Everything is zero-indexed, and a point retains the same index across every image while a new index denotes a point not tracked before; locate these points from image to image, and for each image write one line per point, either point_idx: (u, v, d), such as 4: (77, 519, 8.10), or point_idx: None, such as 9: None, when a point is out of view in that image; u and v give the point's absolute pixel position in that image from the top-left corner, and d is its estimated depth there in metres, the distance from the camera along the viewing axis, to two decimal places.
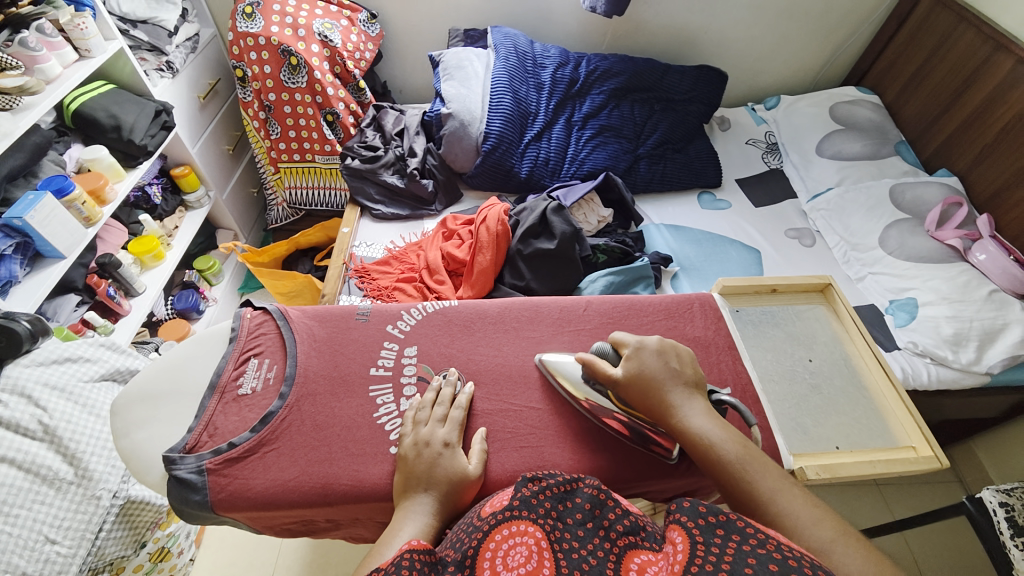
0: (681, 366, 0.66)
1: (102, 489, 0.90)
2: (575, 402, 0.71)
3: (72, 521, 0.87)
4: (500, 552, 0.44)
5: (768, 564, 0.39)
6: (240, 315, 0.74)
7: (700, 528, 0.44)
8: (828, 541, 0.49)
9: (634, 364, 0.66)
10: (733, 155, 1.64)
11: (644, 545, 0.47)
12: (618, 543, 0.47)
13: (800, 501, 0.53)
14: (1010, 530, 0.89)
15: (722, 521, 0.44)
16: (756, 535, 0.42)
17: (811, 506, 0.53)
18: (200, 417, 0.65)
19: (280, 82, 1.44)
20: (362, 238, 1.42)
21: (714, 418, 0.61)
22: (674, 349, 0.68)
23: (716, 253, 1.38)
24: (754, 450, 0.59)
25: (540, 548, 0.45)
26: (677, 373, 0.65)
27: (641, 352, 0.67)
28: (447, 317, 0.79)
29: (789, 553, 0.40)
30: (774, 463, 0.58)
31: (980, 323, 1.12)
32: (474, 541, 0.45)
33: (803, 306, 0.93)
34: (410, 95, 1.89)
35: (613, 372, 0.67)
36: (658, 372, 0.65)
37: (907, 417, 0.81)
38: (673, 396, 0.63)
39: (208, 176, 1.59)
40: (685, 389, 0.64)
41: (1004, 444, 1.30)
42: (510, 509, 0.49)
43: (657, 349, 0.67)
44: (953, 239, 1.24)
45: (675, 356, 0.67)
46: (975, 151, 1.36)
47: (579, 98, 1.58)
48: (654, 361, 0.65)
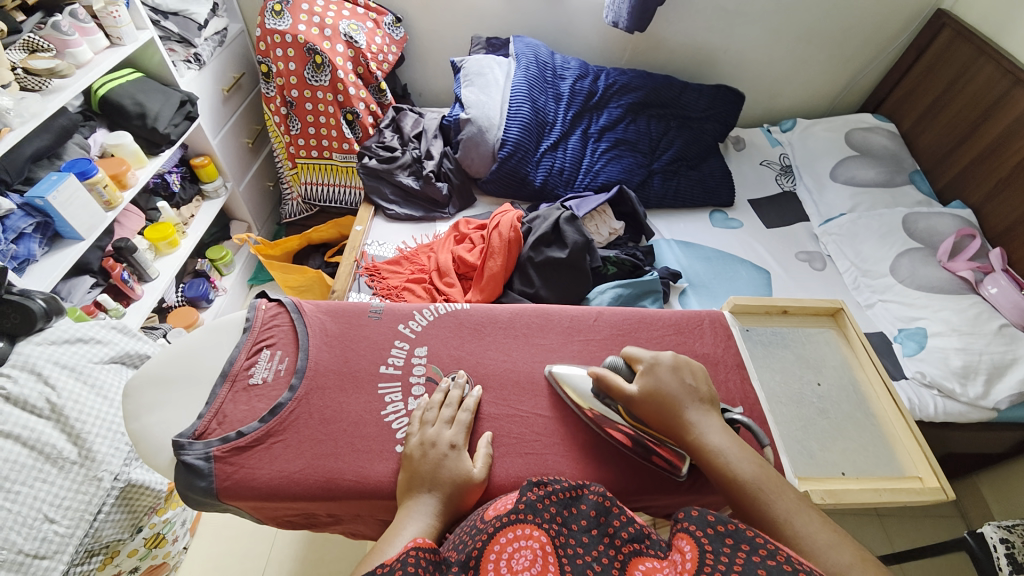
0: (696, 382, 0.67)
1: (103, 471, 0.90)
2: (580, 411, 0.71)
3: (72, 500, 0.87)
4: (504, 554, 0.45)
5: None
6: (255, 305, 0.75)
7: (709, 537, 0.44)
8: (845, 564, 0.49)
9: (650, 379, 0.66)
10: (747, 176, 1.65)
11: (649, 552, 0.47)
12: (623, 550, 0.47)
13: (817, 523, 0.53)
14: (1010, 567, 0.88)
15: (731, 531, 0.44)
16: (766, 546, 0.42)
17: (829, 529, 0.52)
18: (210, 404, 0.66)
19: (303, 79, 1.47)
20: (375, 237, 1.43)
21: (730, 436, 0.61)
22: (689, 365, 0.68)
23: (725, 272, 1.38)
24: (770, 472, 0.58)
25: (544, 552, 0.45)
26: (692, 389, 0.65)
27: (656, 368, 0.67)
28: (458, 319, 0.80)
29: (798, 566, 0.41)
30: (791, 485, 0.57)
31: (989, 356, 1.11)
32: (479, 542, 0.45)
33: (813, 329, 0.93)
34: (430, 99, 1.91)
35: (626, 388, 0.66)
36: (674, 389, 0.65)
37: (914, 446, 0.81)
38: (690, 414, 0.63)
39: (227, 167, 1.62)
40: (702, 407, 0.64)
41: (1010, 482, 1.29)
42: (514, 512, 0.49)
43: (672, 365, 0.67)
44: (965, 271, 1.24)
45: (690, 372, 0.67)
46: (990, 184, 1.36)
47: (596, 111, 1.59)
48: (670, 377, 0.66)
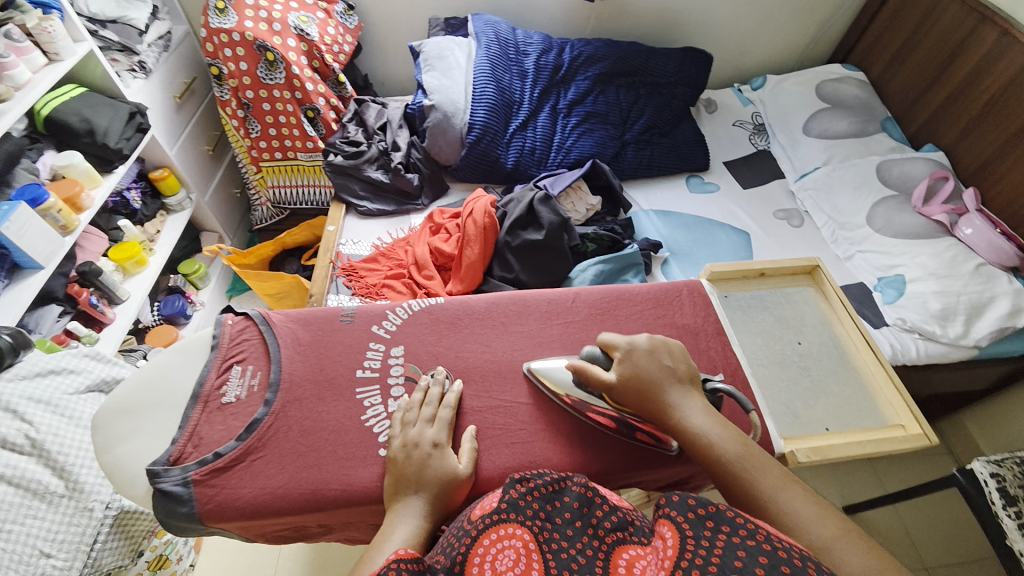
0: (674, 363, 0.66)
1: (93, 501, 0.88)
2: (559, 401, 0.70)
3: (65, 534, 0.85)
4: (488, 557, 0.44)
5: (756, 557, 0.39)
6: (221, 321, 0.73)
7: (690, 522, 0.44)
8: (829, 537, 0.50)
9: (628, 365, 0.65)
10: (720, 138, 1.63)
11: (632, 539, 0.47)
12: (606, 540, 0.47)
13: (802, 497, 0.54)
14: (1002, 500, 0.90)
15: (712, 513, 0.44)
16: (745, 526, 0.42)
17: (812, 502, 0.53)
18: (184, 428, 0.64)
19: (256, 78, 1.41)
20: (349, 236, 1.39)
21: (712, 416, 0.61)
22: (665, 346, 0.67)
23: (705, 238, 1.38)
24: (754, 449, 0.59)
25: (528, 550, 0.45)
26: (670, 371, 0.65)
27: (633, 355, 0.65)
28: (434, 314, 0.78)
29: (776, 543, 0.41)
30: (773, 460, 0.58)
31: (968, 297, 1.13)
32: (462, 547, 0.45)
33: (791, 289, 0.93)
34: (393, 88, 1.86)
35: (608, 377, 0.65)
36: (654, 373, 0.64)
37: (896, 395, 0.81)
38: (672, 396, 0.63)
39: (188, 178, 1.56)
40: (682, 388, 0.64)
41: (994, 416, 1.32)
42: (497, 512, 0.48)
43: (648, 348, 0.66)
44: (940, 215, 1.24)
45: (667, 352, 0.67)
46: (961, 126, 1.36)
47: (563, 85, 1.55)
48: (647, 361, 0.65)
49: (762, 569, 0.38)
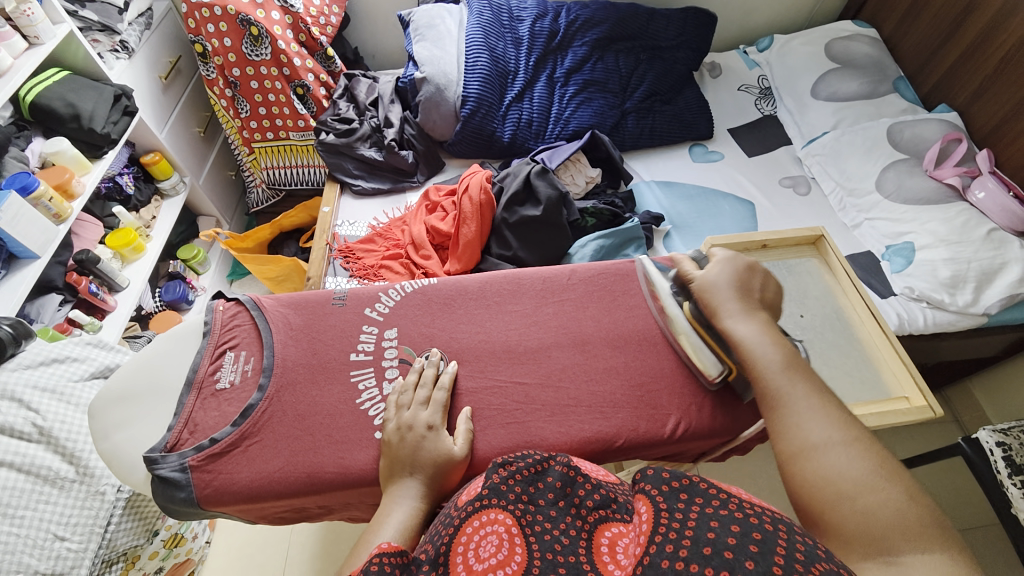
0: (755, 285, 0.66)
1: (105, 485, 0.90)
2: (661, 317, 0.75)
3: (79, 517, 0.87)
4: (471, 545, 0.43)
5: (729, 525, 0.39)
6: (212, 308, 0.72)
7: (664, 494, 0.45)
8: (841, 439, 0.52)
9: (709, 269, 0.67)
10: (724, 103, 1.57)
11: (615, 517, 0.47)
12: (589, 519, 0.47)
13: (825, 406, 0.56)
14: (1007, 470, 0.89)
15: (685, 485, 0.45)
16: (717, 496, 0.43)
17: (834, 412, 0.55)
18: (179, 415, 0.64)
19: (242, 55, 1.36)
20: (344, 217, 1.37)
21: (769, 332, 0.61)
22: (757, 270, 0.67)
23: (709, 208, 1.34)
24: (800, 364, 0.59)
25: (511, 535, 0.44)
26: (750, 289, 0.66)
27: (723, 263, 0.67)
28: (427, 295, 0.77)
29: (749, 511, 0.41)
30: (815, 376, 0.58)
31: (978, 264, 1.09)
32: (446, 537, 0.44)
33: (794, 260, 0.91)
34: (384, 60, 1.80)
35: (694, 273, 0.69)
36: (728, 282, 0.66)
37: (900, 366, 0.80)
38: (731, 305, 0.64)
39: (181, 161, 1.53)
40: (753, 301, 0.65)
41: (1002, 383, 1.31)
42: (479, 499, 0.48)
43: (739, 265, 0.67)
44: (952, 178, 1.20)
45: (755, 275, 0.67)
46: (976, 84, 1.29)
47: (560, 52, 1.49)
48: (729, 271, 0.66)
49: (735, 538, 0.38)
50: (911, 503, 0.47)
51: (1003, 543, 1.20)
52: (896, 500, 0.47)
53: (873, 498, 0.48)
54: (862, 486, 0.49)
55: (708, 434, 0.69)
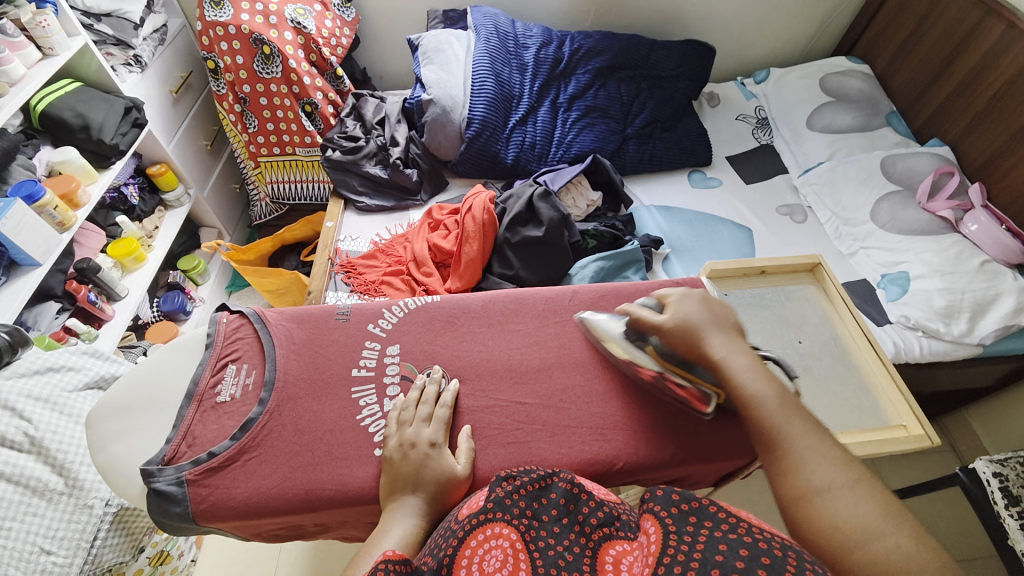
0: (723, 315, 0.66)
1: (93, 498, 0.89)
2: (620, 362, 0.72)
3: (65, 530, 0.85)
4: (476, 557, 0.43)
5: (737, 549, 0.39)
6: (216, 319, 0.72)
7: (673, 516, 0.45)
8: (847, 480, 0.50)
9: (678, 310, 0.65)
10: (722, 132, 1.61)
11: (619, 535, 0.48)
12: (593, 537, 0.47)
13: (826, 445, 0.54)
14: (1004, 500, 0.89)
15: (695, 509, 0.45)
16: (726, 520, 0.43)
17: (835, 450, 0.53)
18: (178, 427, 0.64)
19: (253, 72, 1.39)
20: (348, 232, 1.38)
21: (753, 361, 0.61)
22: (716, 301, 0.67)
23: (707, 233, 1.37)
24: (791, 400, 0.58)
25: (515, 550, 0.44)
26: (721, 320, 0.65)
27: (686, 301, 0.66)
28: (430, 313, 0.77)
29: (758, 535, 0.40)
30: (807, 412, 0.57)
31: (972, 294, 1.11)
32: (450, 549, 0.43)
33: (792, 287, 0.92)
34: (392, 82, 1.84)
35: (657, 320, 0.66)
36: (701, 319, 0.64)
37: (897, 395, 0.81)
38: (714, 339, 0.62)
39: (186, 174, 1.55)
40: (726, 334, 0.63)
41: (999, 414, 1.31)
42: (484, 511, 0.47)
43: (701, 298, 0.66)
44: (945, 211, 1.22)
45: (717, 306, 0.67)
46: (966, 120, 1.34)
47: (564, 79, 1.53)
48: (698, 308, 0.65)
49: (743, 561, 0.38)
50: (921, 546, 0.45)
51: None
52: (906, 544, 0.45)
53: (884, 543, 0.46)
54: (872, 531, 0.46)
55: (707, 458, 0.68)
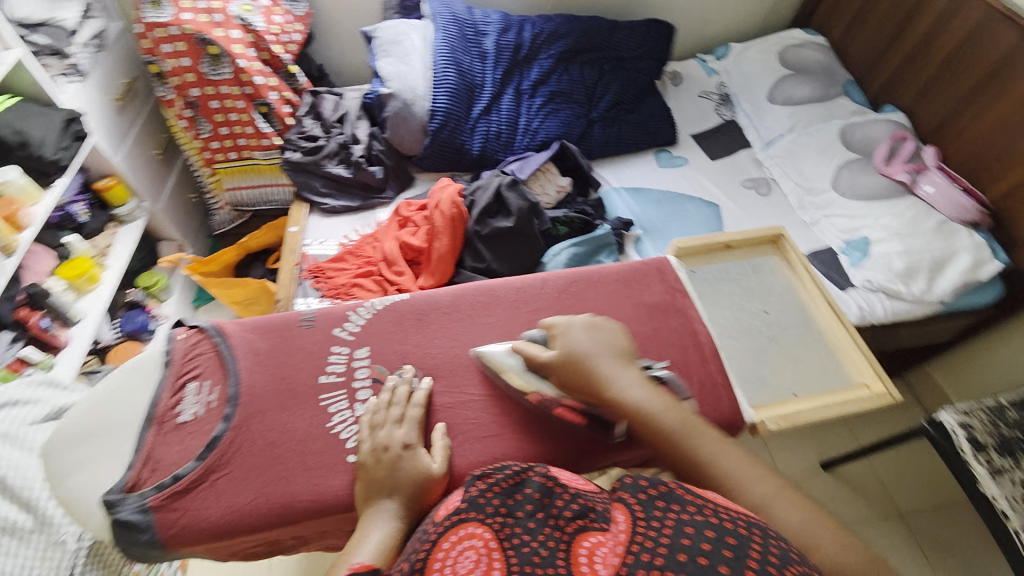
0: (613, 338, 0.66)
1: (67, 533, 0.85)
2: (523, 398, 0.67)
3: (40, 569, 0.81)
4: (448, 561, 0.43)
5: (703, 530, 0.40)
6: (172, 337, 0.70)
7: (641, 503, 0.45)
8: (768, 492, 0.54)
9: (567, 342, 0.65)
10: (686, 110, 1.62)
11: (593, 526, 0.46)
12: (567, 530, 0.46)
13: (738, 458, 0.57)
14: (970, 447, 0.93)
15: (662, 493, 0.45)
16: (693, 503, 0.44)
17: (748, 462, 0.57)
18: (138, 453, 0.62)
19: (201, 75, 1.33)
20: (314, 235, 1.34)
21: (647, 385, 0.61)
22: (603, 324, 0.67)
23: (676, 212, 1.37)
24: (692, 417, 0.60)
25: (489, 550, 0.44)
26: (609, 346, 0.65)
27: (572, 332, 0.66)
28: (399, 312, 0.75)
29: (722, 517, 0.42)
30: (709, 425, 0.60)
31: (930, 254, 1.15)
32: (423, 550, 0.44)
33: (758, 259, 0.93)
34: (350, 77, 1.79)
35: (549, 357, 0.65)
36: (591, 348, 0.64)
37: (859, 357, 0.83)
38: (606, 369, 0.62)
39: (138, 186, 1.47)
40: (618, 360, 0.64)
41: (960, 366, 1.37)
42: (457, 512, 0.48)
43: (587, 325, 0.67)
44: (901, 174, 1.25)
45: (605, 330, 0.67)
46: (920, 85, 1.37)
47: (526, 65, 1.51)
48: (586, 337, 0.65)
49: (709, 542, 0.39)
50: (838, 539, 0.50)
51: (972, 520, 1.24)
52: (829, 542, 0.50)
53: (817, 553, 0.49)
54: (803, 543, 0.50)
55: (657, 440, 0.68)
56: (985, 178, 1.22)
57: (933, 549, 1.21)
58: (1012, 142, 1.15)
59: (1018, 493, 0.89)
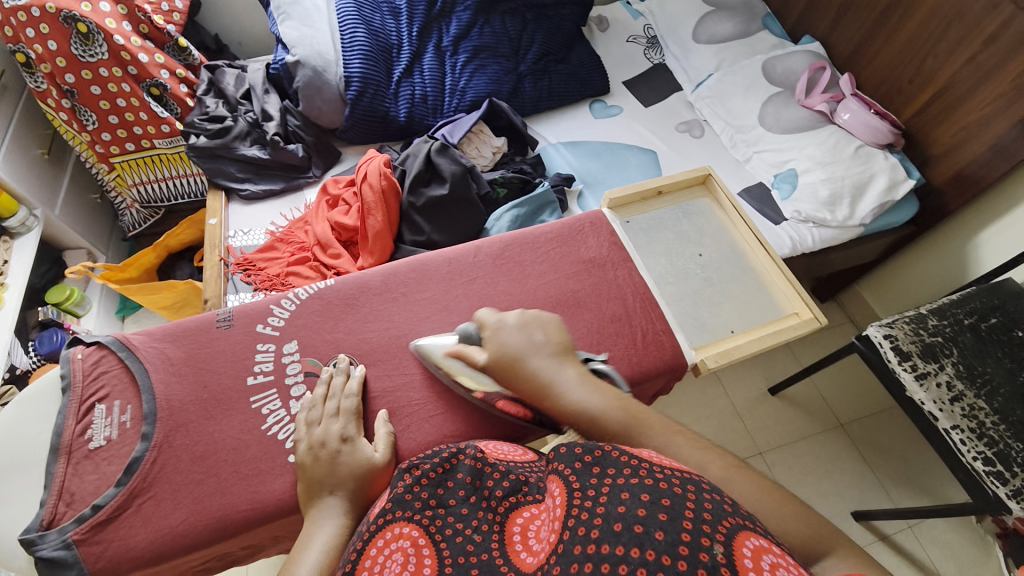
0: (547, 335, 0.62)
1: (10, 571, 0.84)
2: (471, 396, 0.66)
3: None
4: (377, 562, 0.42)
5: (639, 495, 0.37)
6: (70, 357, 0.64)
7: (578, 472, 0.42)
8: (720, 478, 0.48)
9: (497, 344, 0.62)
10: (615, 56, 1.58)
11: (526, 501, 0.46)
12: (501, 510, 0.46)
13: (689, 445, 0.51)
14: (896, 357, 1.00)
15: (598, 458, 0.42)
16: (629, 464, 0.41)
17: (700, 449, 0.51)
18: (50, 487, 0.58)
19: (72, 58, 1.16)
20: (236, 226, 1.23)
21: (586, 383, 0.56)
22: (537, 320, 0.64)
23: (615, 162, 1.36)
24: (638, 409, 0.54)
25: (418, 547, 0.43)
26: (542, 344, 0.61)
27: (503, 332, 0.63)
28: (326, 299, 0.74)
29: (659, 475, 0.39)
30: (658, 416, 0.54)
31: (850, 179, 1.20)
32: (349, 560, 0.42)
33: (689, 203, 0.94)
34: (253, 47, 1.62)
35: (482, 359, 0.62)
36: (522, 348, 0.60)
37: (788, 286, 0.86)
38: (541, 370, 0.58)
39: (26, 194, 1.30)
40: (554, 358, 0.59)
41: (884, 282, 1.47)
42: (382, 515, 0.47)
43: (518, 324, 0.63)
44: (821, 105, 1.29)
45: (539, 327, 0.63)
46: (833, 12, 1.38)
47: (443, 20, 1.41)
48: (516, 336, 0.62)
49: (645, 507, 0.36)
50: (794, 515, 0.45)
51: (904, 420, 1.37)
52: (783, 520, 0.45)
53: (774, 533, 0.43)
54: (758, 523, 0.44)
55: None
56: (899, 100, 1.26)
57: (870, 451, 1.33)
58: (921, 62, 1.20)
59: (943, 395, 0.97)
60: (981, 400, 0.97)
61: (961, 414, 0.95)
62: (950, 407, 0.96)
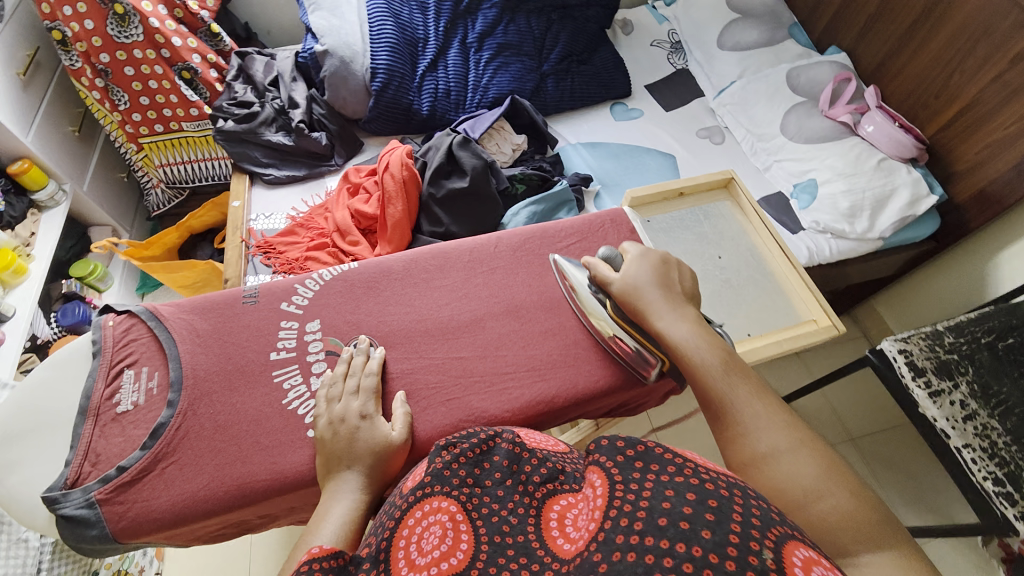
0: (680, 280, 0.68)
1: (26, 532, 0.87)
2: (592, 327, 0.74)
3: (6, 567, 0.84)
4: (414, 536, 0.43)
5: (685, 493, 0.38)
6: (101, 324, 0.67)
7: (620, 465, 0.42)
8: (792, 444, 0.51)
9: (631, 271, 0.68)
10: (639, 60, 1.59)
11: (563, 489, 0.48)
12: (537, 495, 0.48)
13: (771, 409, 0.55)
14: (910, 372, 0.99)
15: (640, 453, 0.42)
16: (673, 461, 0.41)
17: (780, 414, 0.54)
18: (77, 447, 0.60)
19: (108, 38, 1.19)
20: (259, 210, 1.26)
21: (701, 329, 0.62)
22: (676, 266, 0.70)
23: (634, 165, 1.37)
24: (738, 365, 0.59)
25: (455, 522, 0.44)
26: (671, 284, 0.67)
27: (640, 262, 0.68)
28: (348, 281, 0.75)
29: (705, 476, 0.40)
30: (755, 378, 0.59)
31: (872, 192, 1.19)
32: (387, 533, 0.43)
33: (710, 206, 0.94)
34: (281, 36, 1.65)
35: (611, 277, 0.69)
36: (653, 281, 0.67)
37: (807, 292, 0.86)
38: (664, 305, 0.64)
39: (56, 170, 1.33)
40: (680, 301, 0.65)
41: (900, 297, 1.46)
42: (423, 487, 0.48)
43: (660, 260, 0.69)
44: (845, 116, 1.28)
45: (677, 271, 0.69)
46: (860, 24, 1.37)
47: (469, 16, 1.43)
48: (654, 271, 0.67)
49: (691, 506, 0.37)
50: (858, 504, 0.46)
51: (914, 437, 1.35)
52: (844, 503, 0.46)
53: (823, 505, 0.46)
54: (813, 492, 0.47)
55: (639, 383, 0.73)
56: (924, 115, 1.25)
57: (879, 465, 1.32)
58: (948, 78, 1.18)
59: (956, 413, 0.96)
60: (995, 419, 0.96)
61: (973, 433, 0.94)
62: (963, 425, 0.95)
